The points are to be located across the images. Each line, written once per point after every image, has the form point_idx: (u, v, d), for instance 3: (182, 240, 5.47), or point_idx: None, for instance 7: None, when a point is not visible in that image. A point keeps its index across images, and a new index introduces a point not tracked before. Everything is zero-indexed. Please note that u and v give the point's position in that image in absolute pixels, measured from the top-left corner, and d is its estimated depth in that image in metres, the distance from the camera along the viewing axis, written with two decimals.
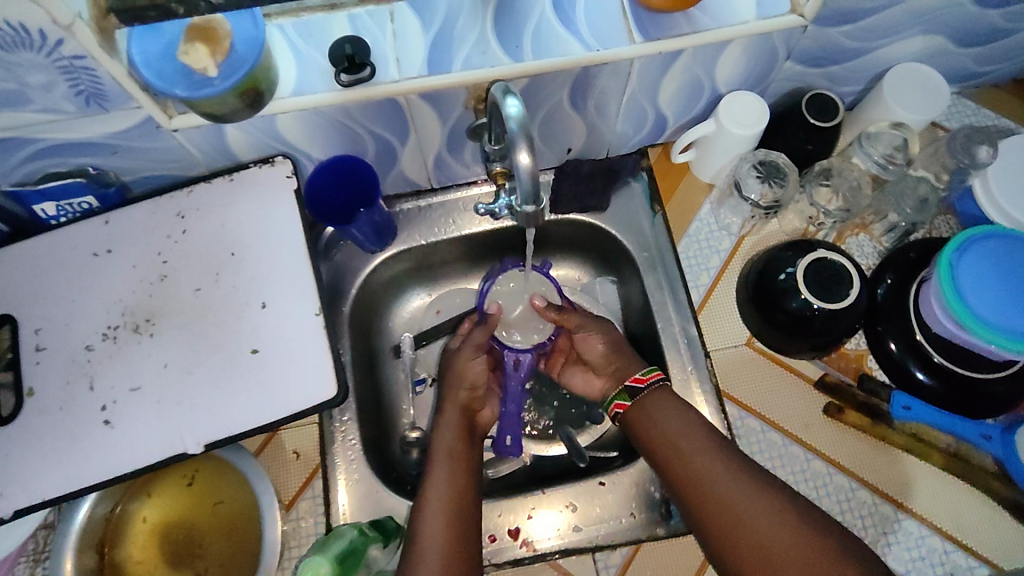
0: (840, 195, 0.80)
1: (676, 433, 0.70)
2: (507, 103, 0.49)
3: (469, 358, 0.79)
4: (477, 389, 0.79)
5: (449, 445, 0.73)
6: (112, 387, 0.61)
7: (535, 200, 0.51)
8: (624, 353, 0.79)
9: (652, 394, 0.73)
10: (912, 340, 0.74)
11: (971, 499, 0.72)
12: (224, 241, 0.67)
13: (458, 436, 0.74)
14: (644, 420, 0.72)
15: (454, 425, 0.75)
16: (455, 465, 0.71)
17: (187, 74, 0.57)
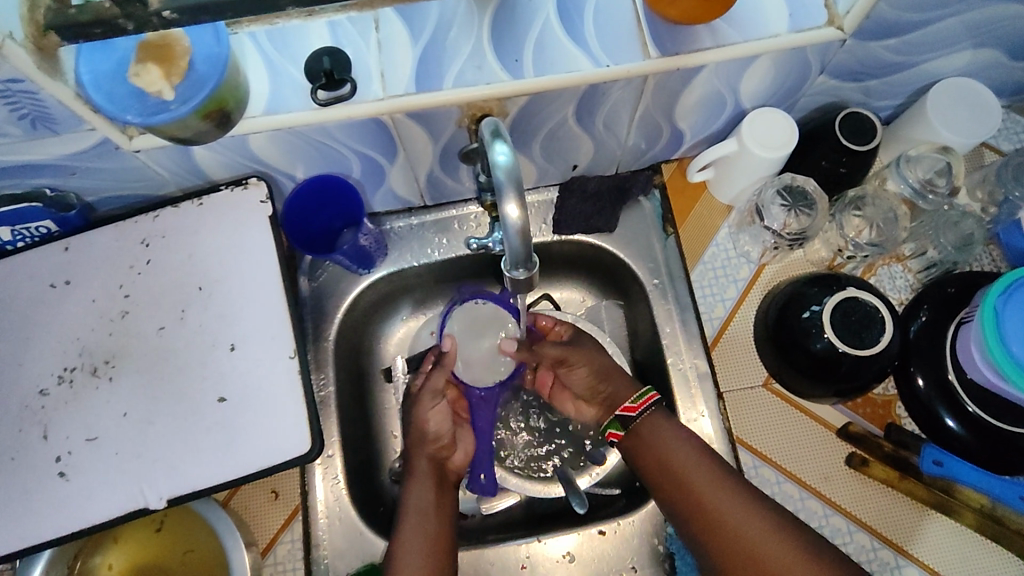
0: (873, 225, 0.72)
1: (681, 466, 0.64)
2: (496, 150, 0.43)
3: (426, 408, 0.73)
4: (442, 437, 0.73)
5: (419, 500, 0.68)
6: (67, 437, 0.57)
7: (525, 261, 0.46)
8: (611, 377, 0.73)
9: (649, 423, 0.68)
10: (942, 378, 0.67)
11: (1001, 561, 0.66)
12: (191, 274, 0.61)
13: (432, 490, 0.69)
14: (644, 451, 0.67)
15: (426, 476, 0.70)
16: (426, 522, 0.66)
17: (141, 97, 0.51)
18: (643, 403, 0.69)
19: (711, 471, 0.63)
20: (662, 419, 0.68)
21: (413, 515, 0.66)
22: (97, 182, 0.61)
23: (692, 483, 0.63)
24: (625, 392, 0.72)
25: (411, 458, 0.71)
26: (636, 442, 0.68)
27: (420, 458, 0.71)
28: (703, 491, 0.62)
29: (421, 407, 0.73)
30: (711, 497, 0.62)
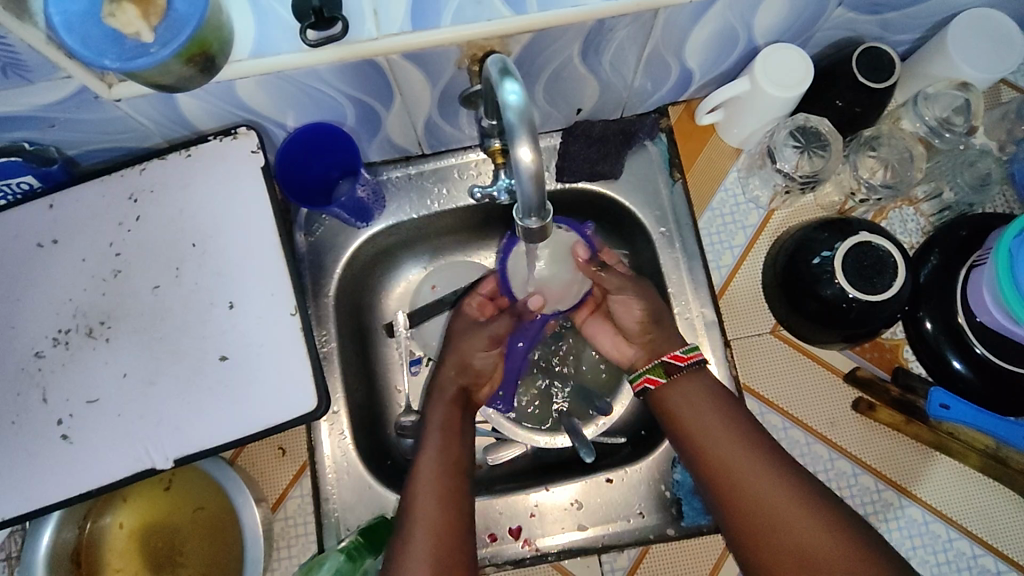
0: (888, 166, 0.69)
1: (707, 426, 0.63)
2: (506, 88, 0.40)
3: (478, 347, 0.75)
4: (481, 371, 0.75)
5: (442, 418, 0.69)
6: (67, 399, 0.55)
7: (540, 208, 0.43)
8: (661, 326, 0.71)
9: (679, 379, 0.67)
10: (951, 322, 0.67)
11: (1004, 500, 0.67)
12: (183, 230, 0.59)
13: (453, 410, 0.70)
14: (670, 406, 0.66)
15: (449, 398, 0.71)
16: (449, 435, 0.68)
17: (117, 41, 0.47)
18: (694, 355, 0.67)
19: (737, 432, 0.62)
20: (691, 378, 0.66)
21: (433, 430, 0.68)
22: (78, 134, 0.58)
23: (717, 439, 0.62)
24: (666, 346, 0.70)
25: (442, 382, 0.72)
26: (663, 399, 0.67)
27: (448, 380, 0.72)
28: (729, 450, 0.61)
29: (473, 343, 0.75)
30: (734, 457, 0.60)
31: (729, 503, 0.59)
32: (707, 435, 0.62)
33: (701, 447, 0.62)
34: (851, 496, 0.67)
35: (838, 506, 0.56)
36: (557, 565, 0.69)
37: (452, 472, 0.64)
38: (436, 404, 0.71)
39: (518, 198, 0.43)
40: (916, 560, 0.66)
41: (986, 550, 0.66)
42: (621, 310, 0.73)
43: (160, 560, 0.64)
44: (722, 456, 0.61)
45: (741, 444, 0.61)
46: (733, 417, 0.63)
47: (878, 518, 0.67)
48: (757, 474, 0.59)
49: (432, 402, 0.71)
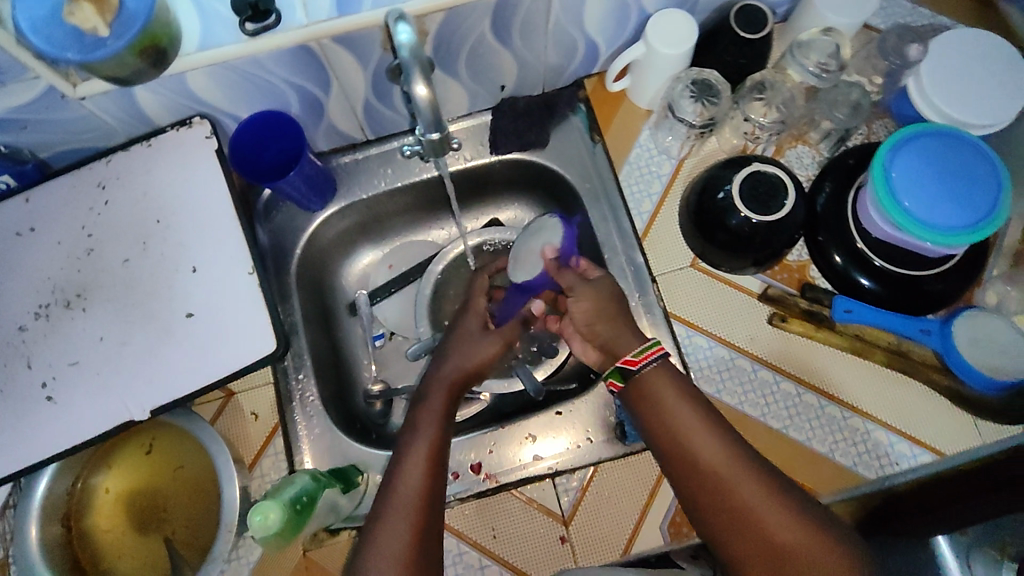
0: (774, 107, 0.79)
1: (687, 425, 0.62)
2: (398, 29, 0.48)
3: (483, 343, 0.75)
4: (487, 354, 0.74)
5: (440, 405, 0.69)
6: (50, 364, 0.62)
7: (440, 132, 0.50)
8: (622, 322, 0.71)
9: (655, 379, 0.65)
10: (854, 249, 0.75)
11: (913, 391, 0.74)
12: (148, 208, 0.66)
13: (444, 394, 0.70)
14: (652, 405, 0.64)
15: (445, 382, 0.71)
16: (441, 424, 0.66)
17: (78, 36, 0.55)
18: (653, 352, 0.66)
19: (714, 430, 0.62)
20: (669, 375, 0.65)
21: (428, 425, 0.66)
22: (49, 135, 0.66)
23: (701, 441, 0.61)
24: (630, 344, 0.69)
25: (441, 368, 0.73)
26: (642, 397, 0.65)
27: (446, 367, 0.73)
28: (712, 454, 0.60)
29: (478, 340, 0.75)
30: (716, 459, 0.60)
31: (710, 504, 0.59)
32: (689, 435, 0.62)
33: (685, 448, 0.61)
34: (775, 401, 0.74)
35: (809, 507, 0.57)
36: (517, 492, 0.74)
37: (440, 472, 0.62)
38: (433, 390, 0.71)
39: (420, 128, 0.51)
40: (838, 453, 0.73)
41: (900, 438, 0.73)
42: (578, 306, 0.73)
43: (145, 519, 0.69)
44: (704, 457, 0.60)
45: (724, 447, 0.60)
46: (711, 416, 0.63)
47: (800, 418, 0.74)
48: (739, 478, 0.58)
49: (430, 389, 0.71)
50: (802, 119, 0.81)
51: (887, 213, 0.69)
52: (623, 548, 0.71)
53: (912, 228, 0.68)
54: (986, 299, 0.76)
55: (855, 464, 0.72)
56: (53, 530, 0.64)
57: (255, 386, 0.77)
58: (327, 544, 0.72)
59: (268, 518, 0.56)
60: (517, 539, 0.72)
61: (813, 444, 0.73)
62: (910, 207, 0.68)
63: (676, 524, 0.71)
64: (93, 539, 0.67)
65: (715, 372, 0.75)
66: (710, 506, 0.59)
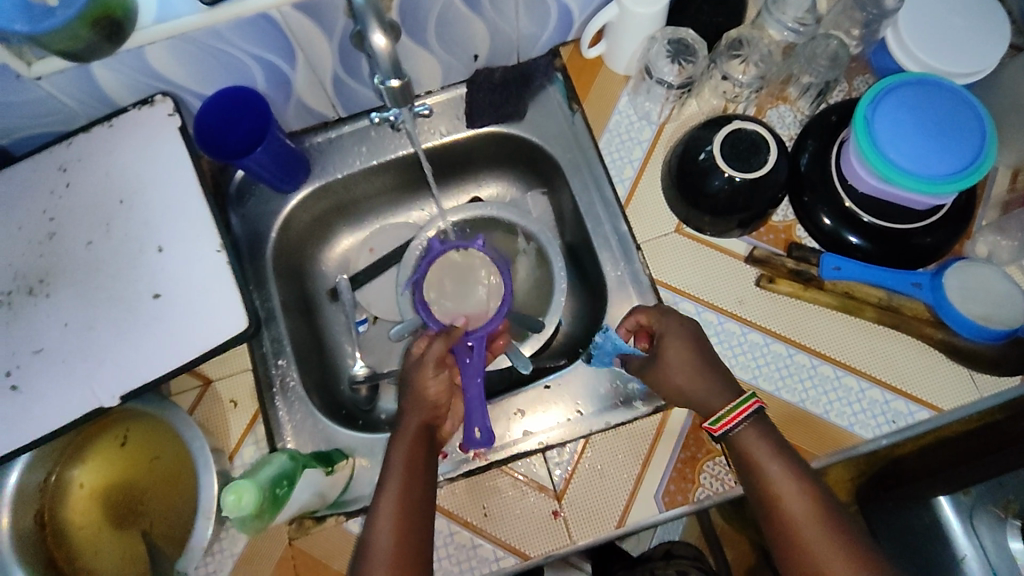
0: (753, 64, 0.77)
1: (773, 482, 0.59)
2: None
3: (427, 373, 0.70)
4: (437, 402, 0.69)
5: (404, 458, 0.64)
6: (14, 352, 0.59)
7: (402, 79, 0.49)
8: (715, 376, 0.65)
9: (746, 435, 0.62)
10: (842, 208, 0.73)
11: (906, 347, 0.73)
12: (111, 189, 0.64)
13: (409, 447, 0.65)
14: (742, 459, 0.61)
15: (409, 435, 0.66)
16: (410, 481, 0.62)
17: (26, 8, 0.54)
18: (748, 406, 0.62)
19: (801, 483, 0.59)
20: (765, 425, 0.62)
21: (393, 484, 0.62)
22: (6, 119, 0.64)
23: (789, 499, 0.58)
24: (717, 401, 0.64)
25: (406, 417, 0.68)
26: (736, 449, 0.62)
27: (410, 417, 0.67)
28: (800, 515, 0.57)
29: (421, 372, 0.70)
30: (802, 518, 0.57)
31: None
32: (777, 494, 0.59)
33: (774, 508, 0.59)
34: (766, 363, 0.72)
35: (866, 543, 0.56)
36: (507, 468, 0.72)
37: (410, 534, 0.59)
38: (399, 441, 0.66)
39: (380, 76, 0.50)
40: (833, 413, 0.71)
41: (895, 395, 0.71)
42: (668, 360, 0.67)
43: (122, 514, 0.66)
44: (793, 518, 0.57)
45: (809, 505, 0.58)
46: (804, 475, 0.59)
47: (793, 380, 0.72)
48: (829, 542, 0.56)
49: (395, 444, 0.65)
50: (782, 77, 0.79)
51: (873, 165, 0.68)
52: (618, 520, 0.69)
53: (897, 178, 0.66)
54: (975, 249, 0.75)
55: (852, 424, 0.71)
56: (25, 522, 0.62)
57: (234, 374, 0.74)
58: (315, 531, 0.69)
59: (242, 498, 0.55)
60: (509, 516, 0.70)
61: (807, 406, 0.71)
62: (895, 157, 0.66)
63: (671, 493, 0.69)
64: (69, 536, 0.65)
65: None
66: (797, 571, 0.57)
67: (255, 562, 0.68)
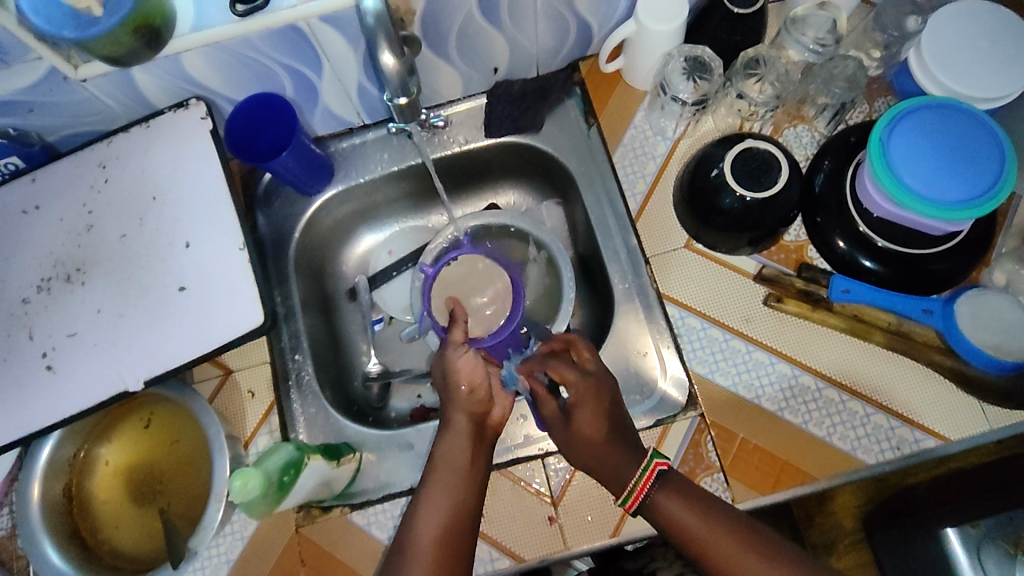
0: (770, 84, 0.77)
1: (683, 521, 0.59)
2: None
3: (461, 352, 0.71)
4: (478, 392, 0.68)
5: (455, 451, 0.65)
6: (51, 335, 0.64)
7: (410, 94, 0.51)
8: (618, 445, 0.64)
9: (662, 498, 0.60)
10: (854, 230, 0.73)
11: (916, 374, 0.72)
12: (146, 186, 0.68)
13: (466, 444, 0.65)
14: (664, 525, 0.60)
15: (463, 430, 0.66)
16: (457, 477, 0.63)
17: (75, 16, 0.57)
18: (653, 472, 0.61)
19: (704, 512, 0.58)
20: (678, 484, 0.61)
21: (440, 481, 0.63)
22: (55, 118, 0.69)
23: (717, 549, 0.56)
24: (630, 470, 0.62)
25: (450, 413, 0.68)
26: (657, 518, 0.60)
27: (457, 412, 0.67)
28: (729, 556, 0.56)
29: (457, 354, 0.71)
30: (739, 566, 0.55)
31: None
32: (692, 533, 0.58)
33: (705, 556, 0.57)
34: (770, 383, 0.72)
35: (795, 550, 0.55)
36: (506, 472, 0.73)
37: (457, 523, 0.60)
38: (449, 437, 0.66)
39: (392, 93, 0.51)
40: (837, 436, 0.70)
41: (901, 421, 0.71)
42: (581, 421, 0.65)
43: (142, 492, 0.70)
44: (729, 568, 0.55)
45: (722, 535, 0.57)
46: (702, 505, 0.59)
47: (796, 400, 0.72)
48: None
49: (444, 440, 0.66)
50: (798, 97, 0.79)
51: (888, 189, 0.67)
52: (613, 529, 0.70)
53: (912, 204, 0.66)
54: (992, 278, 0.74)
55: (855, 449, 0.70)
56: (54, 494, 0.66)
57: (253, 365, 0.78)
58: (320, 520, 0.72)
59: (247, 483, 0.59)
60: (506, 520, 0.71)
61: (810, 427, 0.71)
62: (910, 182, 0.66)
63: None
64: (92, 510, 0.69)
65: (706, 353, 0.74)
66: None
67: (264, 546, 0.71)
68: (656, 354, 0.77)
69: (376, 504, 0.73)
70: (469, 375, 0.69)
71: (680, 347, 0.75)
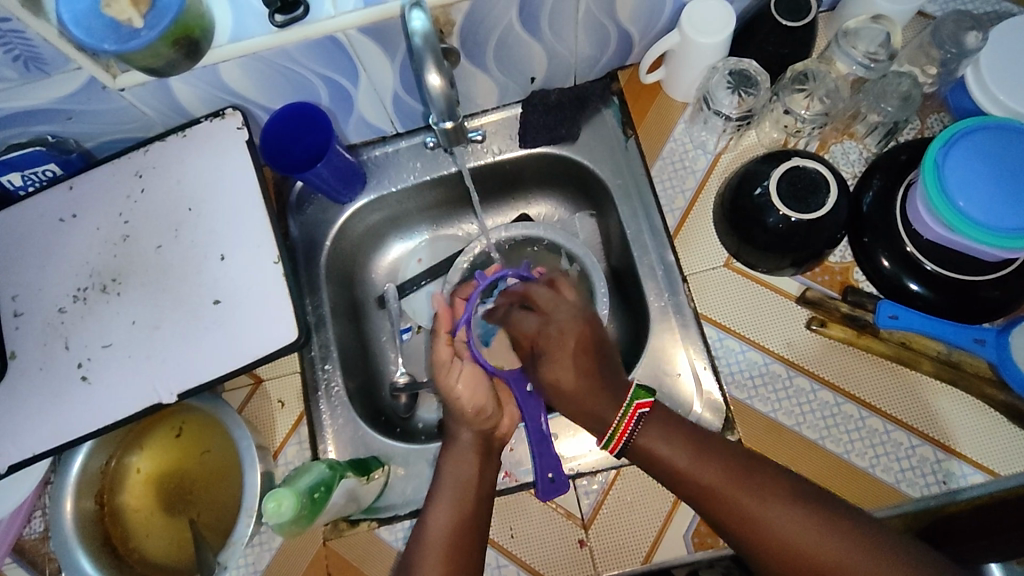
0: (818, 100, 0.74)
1: (682, 464, 0.62)
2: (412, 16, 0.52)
3: (455, 377, 0.73)
4: (483, 411, 0.71)
5: (461, 463, 0.68)
6: (86, 345, 0.64)
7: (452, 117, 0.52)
8: (602, 387, 0.68)
9: (647, 437, 0.64)
10: (903, 252, 0.70)
11: (965, 406, 0.69)
12: (182, 197, 0.68)
13: (472, 461, 0.68)
14: (659, 468, 0.63)
15: (468, 450, 0.69)
16: (462, 495, 0.65)
17: (115, 28, 0.57)
18: (631, 420, 0.65)
19: (699, 451, 0.62)
20: (662, 422, 0.65)
21: (445, 494, 0.65)
22: (92, 126, 0.68)
23: (722, 487, 0.60)
24: (611, 414, 0.66)
25: (456, 429, 0.70)
26: (646, 459, 0.64)
27: (462, 429, 0.70)
28: (737, 495, 0.59)
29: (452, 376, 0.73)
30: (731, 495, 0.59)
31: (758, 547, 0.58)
32: (692, 474, 0.61)
33: (710, 496, 0.60)
34: (811, 411, 0.70)
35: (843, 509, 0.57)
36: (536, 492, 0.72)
37: (462, 538, 0.63)
38: (455, 451, 0.69)
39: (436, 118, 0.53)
40: (880, 468, 0.68)
41: (947, 455, 0.68)
42: (554, 369, 0.70)
43: (173, 501, 0.71)
44: (734, 504, 0.59)
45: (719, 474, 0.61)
46: (696, 446, 0.63)
47: (838, 429, 0.69)
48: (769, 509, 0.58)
49: (445, 454, 0.69)
50: (848, 113, 0.76)
51: (941, 214, 0.64)
52: (644, 555, 0.68)
53: (967, 231, 0.63)
54: None
55: (898, 481, 0.68)
56: (86, 505, 0.66)
57: (283, 375, 0.78)
58: (348, 534, 0.72)
59: (281, 505, 0.58)
60: (535, 541, 0.70)
61: (851, 457, 0.69)
62: (965, 207, 0.63)
63: (701, 534, 0.68)
64: (124, 519, 0.69)
65: (745, 377, 0.72)
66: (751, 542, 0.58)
67: (291, 557, 0.71)
68: (689, 367, 0.75)
69: (405, 519, 0.72)
70: (472, 398, 0.72)
71: (717, 369, 0.73)
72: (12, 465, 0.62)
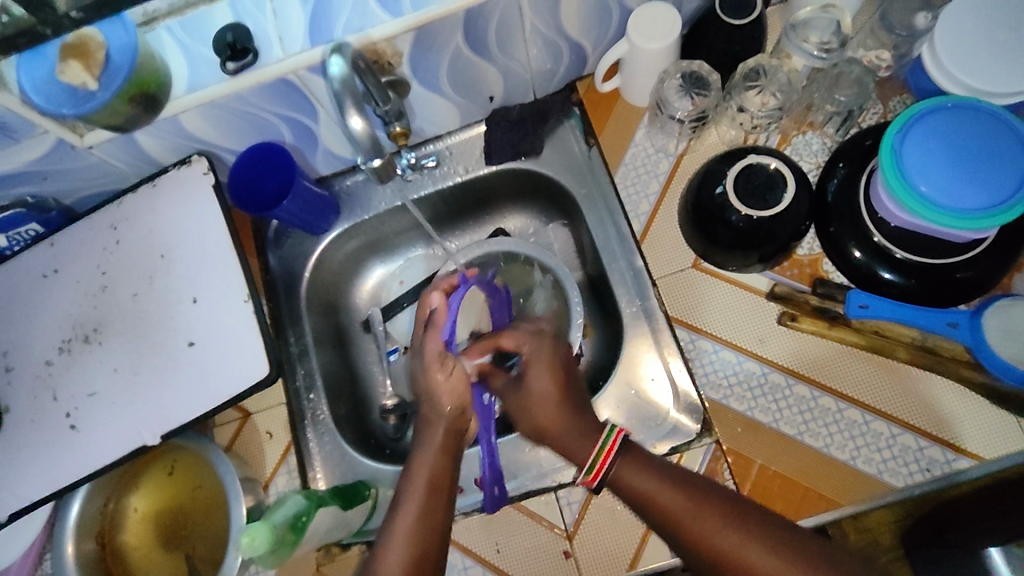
0: (773, 94, 0.74)
1: (661, 499, 0.60)
2: (331, 62, 0.56)
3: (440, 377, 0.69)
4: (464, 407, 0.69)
5: (430, 471, 0.65)
6: (72, 395, 0.67)
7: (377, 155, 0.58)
8: (577, 413, 0.69)
9: (627, 470, 0.62)
10: (870, 240, 0.69)
11: (946, 391, 0.68)
12: (155, 245, 0.70)
13: (440, 457, 0.67)
14: (637, 502, 0.61)
15: (437, 443, 0.68)
16: (432, 501, 0.64)
17: (72, 92, 0.59)
18: (615, 444, 0.63)
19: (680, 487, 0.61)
20: (640, 457, 0.63)
21: (413, 506, 0.63)
22: (67, 184, 0.71)
23: (699, 527, 0.58)
24: (586, 451, 0.66)
25: (431, 415, 0.69)
26: (622, 490, 0.62)
27: (437, 423, 0.69)
28: (715, 531, 0.57)
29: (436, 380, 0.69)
30: (712, 532, 0.57)
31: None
32: (671, 509, 0.60)
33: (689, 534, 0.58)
34: (788, 406, 0.70)
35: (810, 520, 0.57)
36: (521, 506, 0.73)
37: (424, 557, 0.61)
38: (426, 451, 0.67)
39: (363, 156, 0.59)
40: (861, 460, 0.67)
41: (930, 442, 0.67)
42: (533, 385, 0.70)
43: (169, 536, 0.73)
44: (711, 542, 0.57)
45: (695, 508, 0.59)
46: (678, 482, 0.61)
47: (817, 423, 0.69)
48: (757, 551, 0.56)
49: (420, 451, 0.67)
50: (804, 104, 0.76)
51: (901, 199, 0.64)
52: (629, 563, 0.69)
53: (929, 214, 0.62)
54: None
55: (881, 472, 0.67)
56: (86, 547, 0.69)
57: (269, 407, 0.80)
58: (339, 559, 0.73)
59: (255, 539, 0.60)
60: (521, 554, 0.71)
61: (832, 450, 0.68)
62: (927, 191, 0.62)
63: None
64: (125, 557, 0.71)
65: (720, 377, 0.72)
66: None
67: None
68: (662, 370, 0.75)
69: None
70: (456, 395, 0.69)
71: (693, 370, 0.73)
72: (12, 513, 0.65)
